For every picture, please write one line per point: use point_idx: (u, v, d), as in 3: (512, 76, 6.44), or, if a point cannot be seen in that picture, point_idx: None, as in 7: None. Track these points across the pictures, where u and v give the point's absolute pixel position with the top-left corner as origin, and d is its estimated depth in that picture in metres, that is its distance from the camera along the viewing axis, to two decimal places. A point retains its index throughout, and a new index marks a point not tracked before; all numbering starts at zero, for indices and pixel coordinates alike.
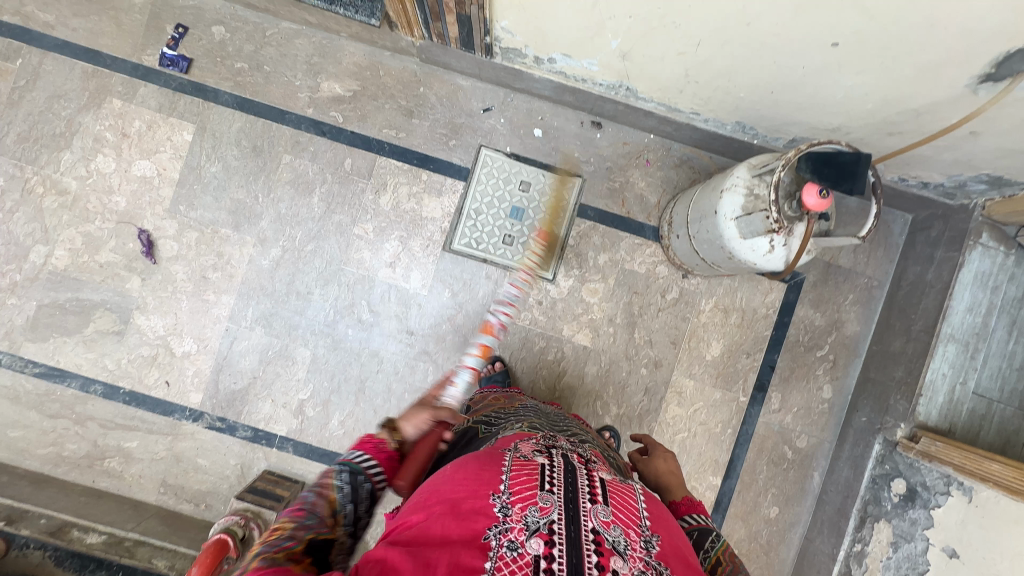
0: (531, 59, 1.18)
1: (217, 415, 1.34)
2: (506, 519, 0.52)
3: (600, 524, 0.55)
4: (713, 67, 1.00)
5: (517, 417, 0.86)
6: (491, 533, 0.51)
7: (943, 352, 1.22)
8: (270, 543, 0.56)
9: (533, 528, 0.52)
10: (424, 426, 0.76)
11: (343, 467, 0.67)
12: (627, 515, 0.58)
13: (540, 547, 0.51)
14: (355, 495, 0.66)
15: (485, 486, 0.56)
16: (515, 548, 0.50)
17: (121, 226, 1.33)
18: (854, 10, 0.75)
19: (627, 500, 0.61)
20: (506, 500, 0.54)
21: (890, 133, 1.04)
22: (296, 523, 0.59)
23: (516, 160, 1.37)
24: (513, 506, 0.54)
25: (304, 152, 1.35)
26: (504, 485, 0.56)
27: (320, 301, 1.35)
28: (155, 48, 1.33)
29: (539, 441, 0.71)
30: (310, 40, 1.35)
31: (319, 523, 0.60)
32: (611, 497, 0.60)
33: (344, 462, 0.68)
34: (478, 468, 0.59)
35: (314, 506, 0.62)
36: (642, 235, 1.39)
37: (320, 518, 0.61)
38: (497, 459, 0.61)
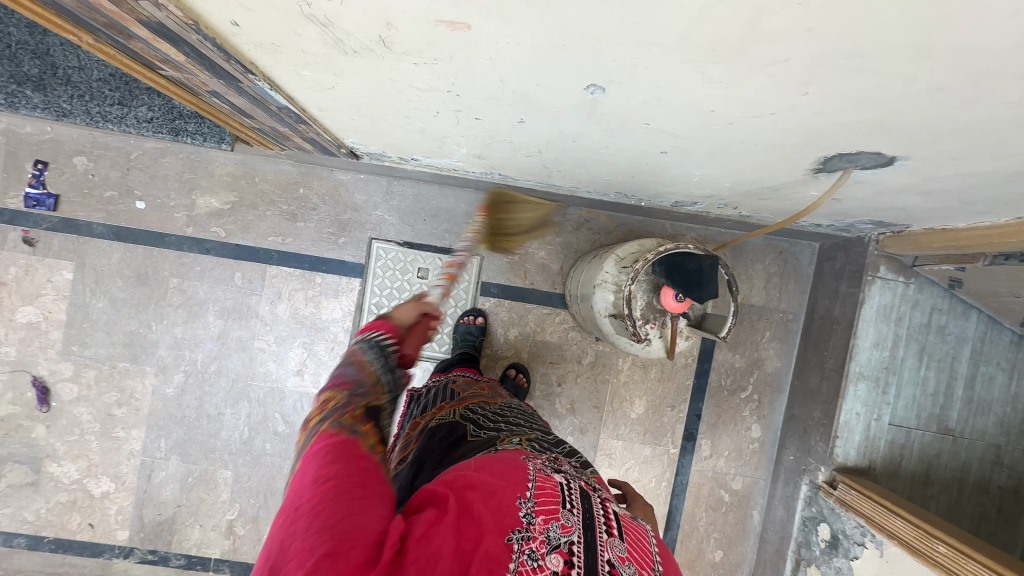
0: (396, 159, 1.14)
1: (147, 548, 1.33)
2: (529, 527, 0.47)
3: (616, 557, 0.48)
4: (567, 163, 0.97)
5: (509, 424, 0.82)
6: (515, 535, 0.46)
7: (855, 392, 1.21)
8: (338, 407, 0.63)
9: (554, 543, 0.47)
10: (412, 314, 0.87)
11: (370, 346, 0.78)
12: (641, 553, 0.51)
13: (558, 565, 0.45)
14: (382, 366, 0.75)
15: (513, 486, 0.51)
16: (536, 558, 0.45)
17: (16, 375, 1.29)
18: (666, 137, 0.71)
19: (640, 539, 0.54)
20: (531, 507, 0.49)
21: (760, 199, 1.02)
22: (347, 393, 0.66)
23: (409, 248, 1.34)
24: (536, 517, 0.48)
25: (190, 272, 1.31)
26: (528, 493, 0.51)
27: (233, 419, 1.33)
28: (17, 189, 1.27)
29: (545, 459, 0.66)
30: (177, 157, 1.29)
31: (366, 393, 0.68)
32: (625, 530, 0.53)
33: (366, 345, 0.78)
34: (505, 471, 0.55)
35: (359, 378, 0.70)
36: (550, 304, 1.37)
37: (367, 388, 0.69)
38: (522, 466, 0.56)
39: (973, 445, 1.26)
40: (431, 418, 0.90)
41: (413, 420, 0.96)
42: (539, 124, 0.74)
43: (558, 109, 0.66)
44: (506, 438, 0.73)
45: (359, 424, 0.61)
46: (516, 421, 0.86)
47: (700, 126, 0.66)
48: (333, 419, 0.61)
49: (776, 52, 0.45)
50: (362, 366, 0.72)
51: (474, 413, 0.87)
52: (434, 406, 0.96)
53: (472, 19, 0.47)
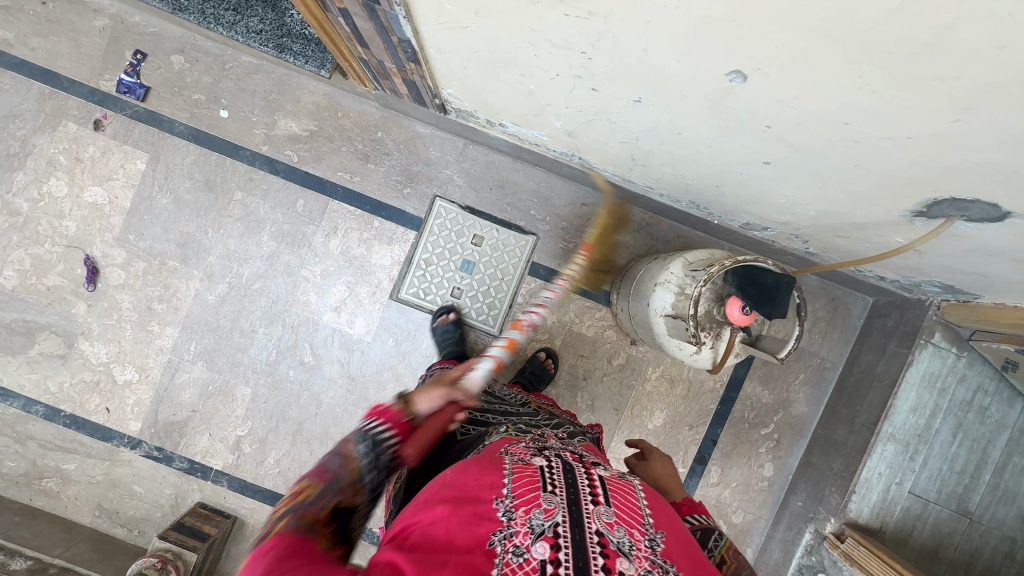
0: (483, 121, 1.15)
1: (155, 445, 1.35)
2: (511, 524, 0.51)
3: (604, 526, 0.53)
4: (657, 158, 0.97)
5: (498, 417, 0.84)
6: (496, 538, 0.50)
7: (881, 452, 1.19)
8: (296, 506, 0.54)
9: (538, 532, 0.51)
10: (437, 403, 0.66)
11: (363, 436, 0.60)
12: (630, 515, 0.56)
13: (546, 551, 0.49)
14: (370, 462, 0.59)
15: (487, 490, 0.55)
16: (521, 553, 0.49)
17: (70, 251, 1.32)
18: (779, 144, 0.71)
19: (628, 498, 0.60)
20: (509, 504, 0.53)
21: (838, 236, 1.01)
22: (320, 487, 0.56)
23: (471, 214, 1.35)
24: (516, 510, 0.52)
25: (256, 189, 1.33)
26: (506, 489, 0.55)
27: (264, 339, 1.35)
28: (113, 74, 1.31)
29: (529, 442, 0.68)
30: (269, 76, 1.32)
31: (341, 490, 0.57)
32: (612, 495, 0.58)
33: (362, 433, 0.60)
34: (479, 474, 0.58)
35: (339, 472, 0.57)
36: (593, 298, 1.37)
37: (343, 484, 0.57)
38: (497, 463, 0.60)
39: (987, 533, 1.24)
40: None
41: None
42: (654, 108, 0.74)
43: (684, 94, 0.67)
44: (494, 429, 0.76)
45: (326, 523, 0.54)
46: (503, 410, 0.89)
47: (820, 138, 0.65)
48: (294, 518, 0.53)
49: (950, 65, 0.45)
50: (348, 460, 0.58)
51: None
52: None
53: None
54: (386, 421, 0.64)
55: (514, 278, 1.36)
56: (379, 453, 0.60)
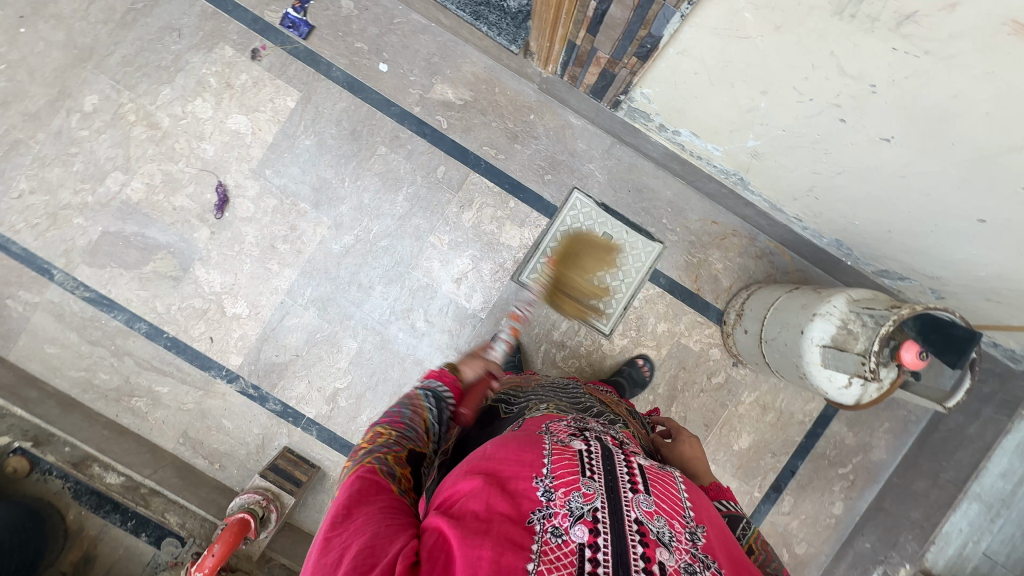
0: (654, 124, 1.17)
1: (251, 382, 1.34)
2: (550, 505, 0.51)
3: (643, 514, 0.52)
4: (841, 194, 0.99)
5: (539, 397, 0.88)
6: (536, 516, 0.51)
7: (965, 509, 1.25)
8: (383, 445, 0.69)
9: (576, 515, 0.51)
10: (479, 370, 0.98)
11: (427, 394, 0.85)
12: (670, 505, 0.55)
13: (584, 535, 0.49)
14: (434, 420, 0.82)
15: (527, 468, 0.55)
16: (559, 534, 0.49)
17: (203, 174, 1.31)
18: (1020, 205, 0.74)
19: (668, 487, 0.58)
20: (548, 483, 0.53)
21: (988, 298, 1.05)
22: (399, 433, 0.73)
23: (604, 211, 1.36)
24: (555, 491, 0.52)
25: (400, 148, 1.33)
26: (547, 468, 0.55)
27: (380, 298, 1.34)
28: (280, 7, 1.30)
29: (570, 423, 0.70)
30: (434, 39, 1.32)
31: (415, 438, 0.75)
32: (651, 484, 0.57)
33: (422, 389, 0.85)
34: (520, 449, 0.59)
35: (412, 423, 0.77)
36: (705, 315, 1.39)
37: (418, 433, 0.76)
38: (538, 442, 0.60)
39: None
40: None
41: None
42: (901, 148, 0.77)
43: (955, 140, 0.70)
44: (535, 407, 0.80)
45: (398, 464, 0.67)
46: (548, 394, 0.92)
47: None
48: (378, 453, 0.68)
49: None
50: (417, 414, 0.79)
51: (504, 395, 0.93)
52: None
53: None
54: (437, 385, 0.89)
55: (630, 282, 1.37)
56: (442, 404, 0.85)
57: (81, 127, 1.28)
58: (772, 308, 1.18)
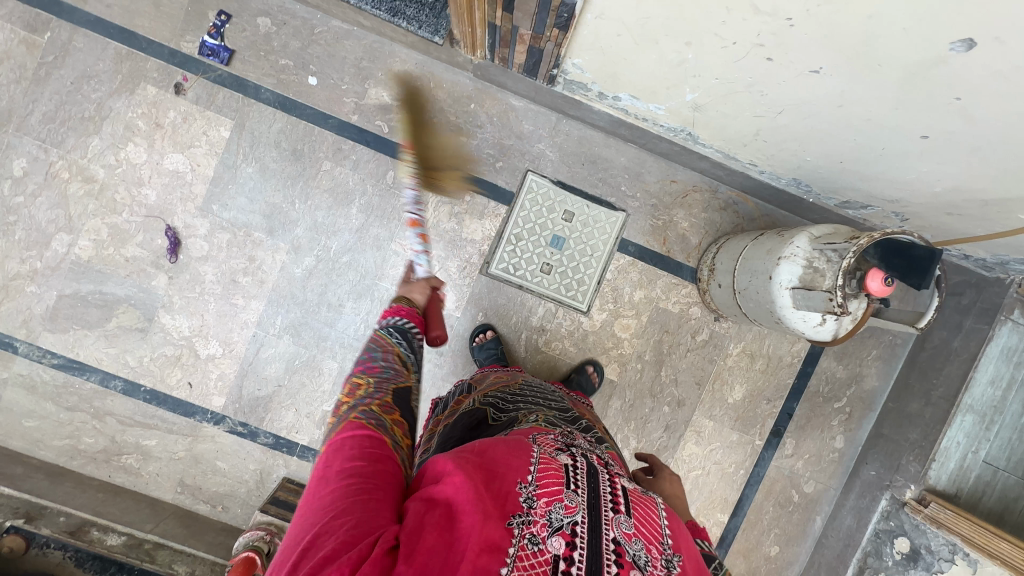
0: (594, 93, 1.14)
1: (238, 420, 1.33)
2: (531, 512, 0.50)
3: (622, 535, 0.52)
4: (788, 133, 0.98)
5: (527, 404, 0.90)
6: (516, 519, 0.49)
7: (960, 422, 1.26)
8: (363, 397, 0.66)
9: (556, 526, 0.50)
10: (427, 292, 1.02)
11: (391, 330, 0.84)
12: (649, 529, 0.55)
13: (560, 547, 0.48)
14: (407, 350, 0.81)
15: (514, 471, 0.54)
16: (536, 542, 0.48)
17: (150, 220, 1.27)
18: (958, 116, 0.73)
19: (649, 513, 0.57)
20: (532, 491, 0.52)
21: (949, 214, 1.04)
22: (376, 377, 0.71)
23: (562, 189, 1.34)
24: (537, 500, 0.51)
25: (345, 159, 1.30)
26: (531, 475, 0.54)
27: (352, 314, 1.33)
28: (195, 36, 1.25)
29: (557, 437, 0.70)
30: (360, 42, 1.28)
31: (395, 375, 0.74)
32: (633, 506, 0.56)
33: (384, 326, 0.84)
34: (510, 451, 0.57)
35: (387, 362, 0.75)
36: (679, 275, 1.39)
37: (397, 371, 0.74)
38: (525, 449, 0.59)
39: None
40: (451, 413, 0.97)
41: (435, 418, 1.02)
42: (832, 78, 0.76)
43: (883, 62, 0.68)
44: (524, 418, 0.81)
45: (387, 413, 0.66)
46: (536, 401, 0.93)
47: (1014, 112, 0.68)
48: (362, 407, 0.65)
49: None
50: (388, 351, 0.78)
51: (493, 397, 0.94)
52: (453, 402, 1.03)
53: None
54: (396, 320, 0.87)
55: (598, 255, 1.36)
56: (408, 333, 0.85)
57: (15, 193, 1.24)
58: (740, 259, 1.17)
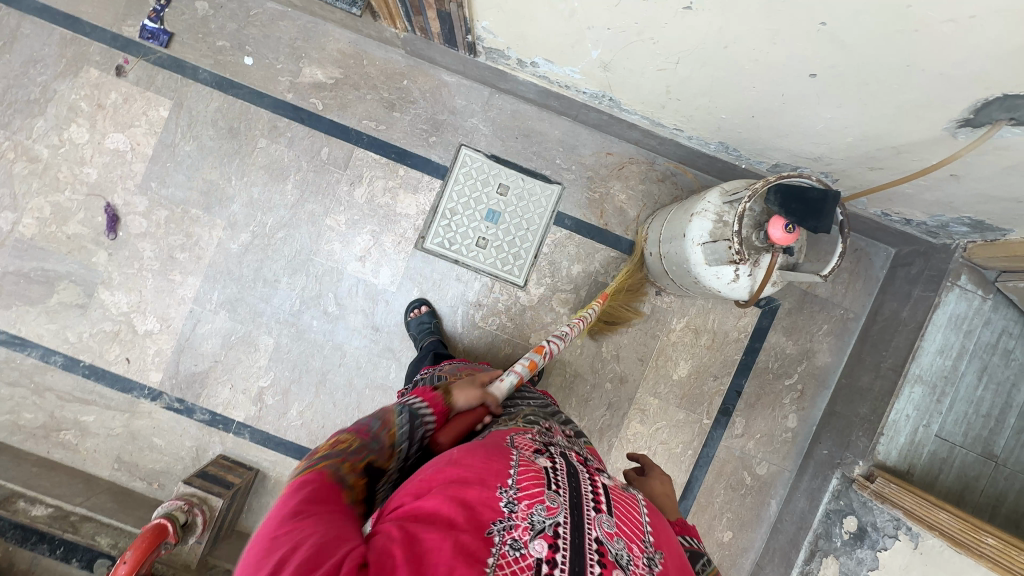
0: (514, 61, 1.15)
1: (175, 396, 1.33)
2: (512, 516, 0.49)
3: (604, 534, 0.51)
4: (693, 87, 0.97)
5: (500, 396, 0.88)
6: (495, 527, 0.48)
7: (909, 393, 1.20)
8: (339, 452, 0.58)
9: (537, 529, 0.49)
10: (473, 401, 0.76)
11: (404, 409, 0.67)
12: (631, 528, 0.55)
13: (543, 550, 0.47)
14: (406, 437, 0.65)
15: (493, 476, 0.53)
16: (518, 547, 0.47)
17: (91, 198, 1.31)
18: (830, 44, 0.72)
19: (631, 511, 0.57)
20: (512, 495, 0.51)
21: (871, 168, 1.00)
22: (360, 441, 0.60)
23: (496, 162, 1.34)
24: (519, 503, 0.50)
25: (281, 137, 1.32)
26: (512, 480, 0.53)
27: (287, 289, 1.33)
28: (136, 20, 1.30)
29: (536, 437, 0.67)
30: (294, 23, 1.31)
31: (379, 450, 0.61)
32: (615, 506, 0.56)
33: (400, 405, 0.68)
34: (487, 457, 0.56)
35: (378, 433, 0.62)
36: (618, 248, 1.37)
37: (382, 444, 0.61)
38: (505, 452, 0.58)
39: (1013, 477, 1.24)
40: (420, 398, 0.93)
41: None
42: (705, 14, 0.75)
43: None
44: (499, 414, 0.77)
45: (349, 478, 0.56)
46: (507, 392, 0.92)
47: (877, 33, 0.68)
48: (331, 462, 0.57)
49: None
50: (386, 425, 0.63)
51: None
52: None
53: None
54: (415, 402, 0.70)
55: (534, 228, 1.35)
56: (415, 425, 0.66)
57: None
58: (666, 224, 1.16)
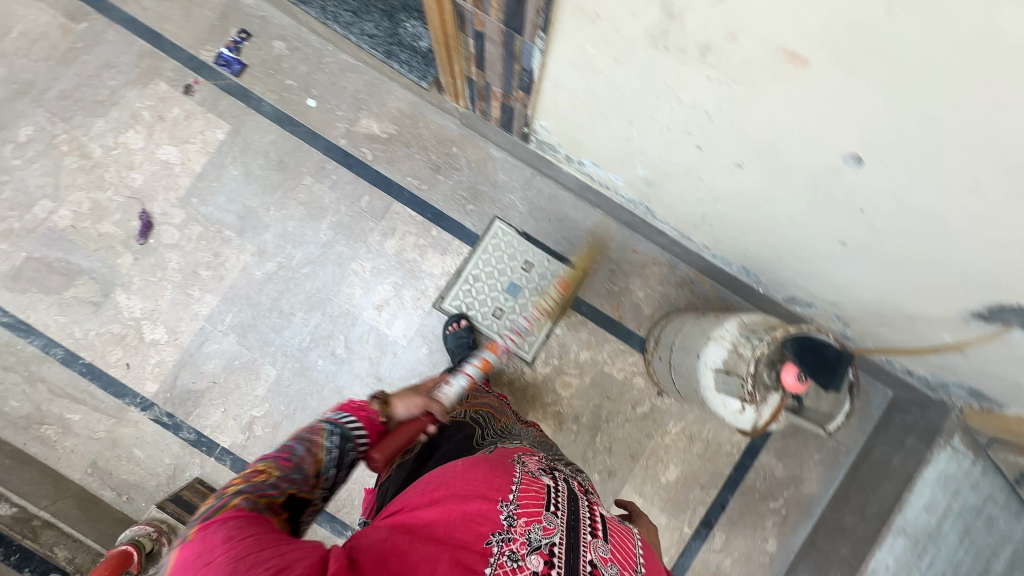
0: (562, 156, 1.21)
1: (166, 410, 1.32)
2: (510, 530, 0.56)
3: (597, 558, 0.57)
4: (728, 220, 1.02)
5: (511, 436, 0.93)
6: (495, 538, 0.55)
7: (891, 544, 1.21)
8: (254, 486, 0.58)
9: (534, 545, 0.55)
10: (413, 410, 0.81)
11: (333, 429, 0.69)
12: (624, 557, 0.60)
13: (538, 564, 0.53)
14: (333, 461, 0.67)
15: (494, 491, 0.60)
16: (516, 559, 0.54)
17: (130, 202, 1.34)
18: (864, 226, 0.76)
19: (625, 541, 0.64)
20: (512, 510, 0.58)
21: (883, 325, 1.05)
22: (281, 472, 0.61)
23: (526, 240, 1.39)
24: (517, 519, 0.57)
25: (326, 178, 1.37)
26: (512, 496, 0.60)
27: (300, 324, 1.34)
28: (214, 47, 1.37)
29: (541, 460, 0.77)
30: (362, 77, 1.38)
31: (302, 480, 0.63)
32: (609, 535, 0.62)
33: (328, 422, 0.69)
34: (489, 473, 0.63)
35: (301, 461, 0.63)
36: (628, 343, 1.39)
37: (306, 474, 0.63)
38: (508, 471, 0.66)
39: None
40: None
41: None
42: (753, 174, 0.80)
43: (791, 166, 0.73)
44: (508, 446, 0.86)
45: (268, 514, 0.57)
46: (521, 434, 0.98)
47: (911, 230, 0.72)
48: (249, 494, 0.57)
49: None
50: (312, 452, 0.64)
51: (480, 418, 0.98)
52: None
53: (816, 57, 0.53)
54: (348, 419, 0.72)
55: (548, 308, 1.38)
56: (346, 445, 0.69)
57: (13, 156, 1.32)
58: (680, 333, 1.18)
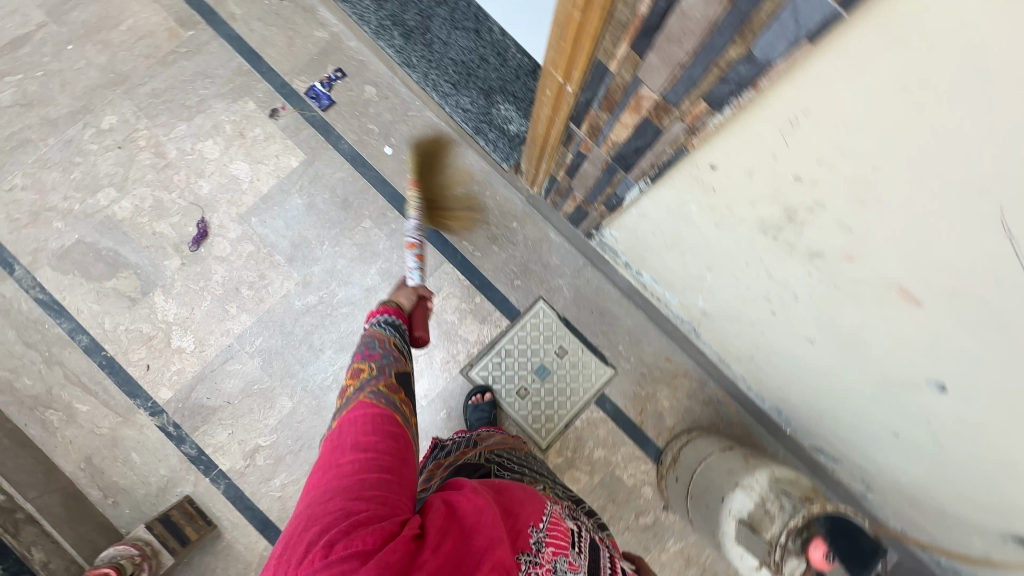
0: (621, 260, 1.22)
1: (173, 420, 1.30)
2: (539, 556, 0.58)
3: None
4: (778, 371, 1.02)
5: (530, 472, 0.95)
6: (524, 557, 0.57)
7: None
8: (368, 378, 0.75)
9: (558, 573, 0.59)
10: (412, 297, 1.10)
11: (383, 325, 0.92)
12: None
13: None
14: (400, 343, 0.90)
15: (529, 515, 0.62)
16: None
17: (191, 208, 1.35)
18: (924, 432, 0.76)
19: None
20: (542, 538, 0.60)
21: (910, 506, 1.04)
22: (374, 360, 0.79)
23: (565, 326, 1.39)
24: (546, 548, 0.60)
25: (385, 225, 1.39)
26: (542, 524, 0.62)
27: (327, 362, 1.34)
28: (308, 79, 1.41)
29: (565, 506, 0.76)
30: (441, 136, 1.42)
31: (393, 361, 0.81)
32: None
33: (376, 323, 0.93)
34: (523, 498, 0.64)
35: (383, 350, 0.83)
36: (644, 450, 1.38)
37: (394, 357, 0.83)
38: (539, 500, 0.66)
39: None
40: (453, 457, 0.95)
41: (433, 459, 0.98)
42: (822, 352, 0.81)
43: (865, 362, 0.74)
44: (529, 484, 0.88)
45: (392, 393, 0.74)
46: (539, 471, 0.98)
47: (972, 453, 0.72)
48: (369, 388, 0.73)
49: None
50: (383, 341, 0.85)
51: (498, 455, 0.96)
52: (456, 449, 0.98)
53: (931, 304, 0.55)
54: (383, 317, 0.95)
55: (574, 398, 1.38)
56: (399, 332, 0.94)
57: (92, 141, 1.35)
58: (702, 462, 1.17)
